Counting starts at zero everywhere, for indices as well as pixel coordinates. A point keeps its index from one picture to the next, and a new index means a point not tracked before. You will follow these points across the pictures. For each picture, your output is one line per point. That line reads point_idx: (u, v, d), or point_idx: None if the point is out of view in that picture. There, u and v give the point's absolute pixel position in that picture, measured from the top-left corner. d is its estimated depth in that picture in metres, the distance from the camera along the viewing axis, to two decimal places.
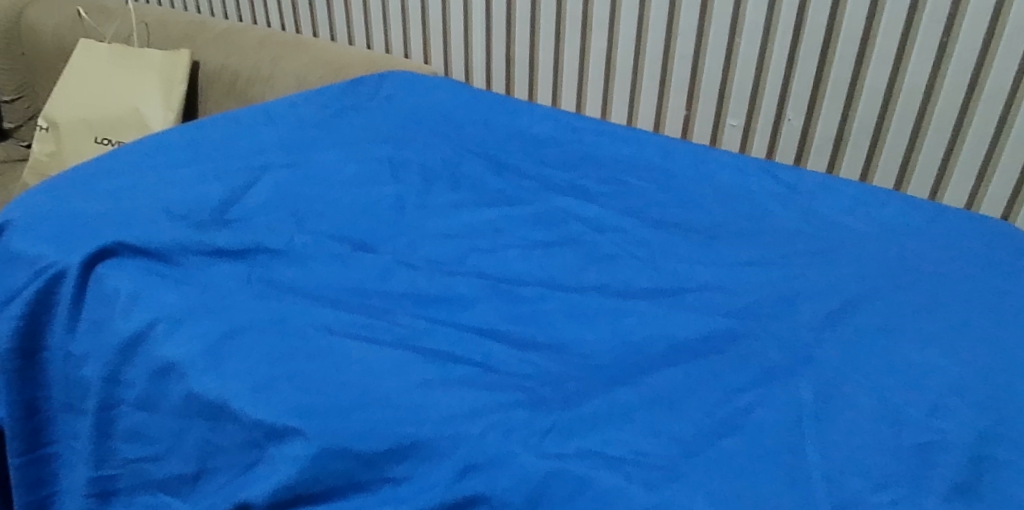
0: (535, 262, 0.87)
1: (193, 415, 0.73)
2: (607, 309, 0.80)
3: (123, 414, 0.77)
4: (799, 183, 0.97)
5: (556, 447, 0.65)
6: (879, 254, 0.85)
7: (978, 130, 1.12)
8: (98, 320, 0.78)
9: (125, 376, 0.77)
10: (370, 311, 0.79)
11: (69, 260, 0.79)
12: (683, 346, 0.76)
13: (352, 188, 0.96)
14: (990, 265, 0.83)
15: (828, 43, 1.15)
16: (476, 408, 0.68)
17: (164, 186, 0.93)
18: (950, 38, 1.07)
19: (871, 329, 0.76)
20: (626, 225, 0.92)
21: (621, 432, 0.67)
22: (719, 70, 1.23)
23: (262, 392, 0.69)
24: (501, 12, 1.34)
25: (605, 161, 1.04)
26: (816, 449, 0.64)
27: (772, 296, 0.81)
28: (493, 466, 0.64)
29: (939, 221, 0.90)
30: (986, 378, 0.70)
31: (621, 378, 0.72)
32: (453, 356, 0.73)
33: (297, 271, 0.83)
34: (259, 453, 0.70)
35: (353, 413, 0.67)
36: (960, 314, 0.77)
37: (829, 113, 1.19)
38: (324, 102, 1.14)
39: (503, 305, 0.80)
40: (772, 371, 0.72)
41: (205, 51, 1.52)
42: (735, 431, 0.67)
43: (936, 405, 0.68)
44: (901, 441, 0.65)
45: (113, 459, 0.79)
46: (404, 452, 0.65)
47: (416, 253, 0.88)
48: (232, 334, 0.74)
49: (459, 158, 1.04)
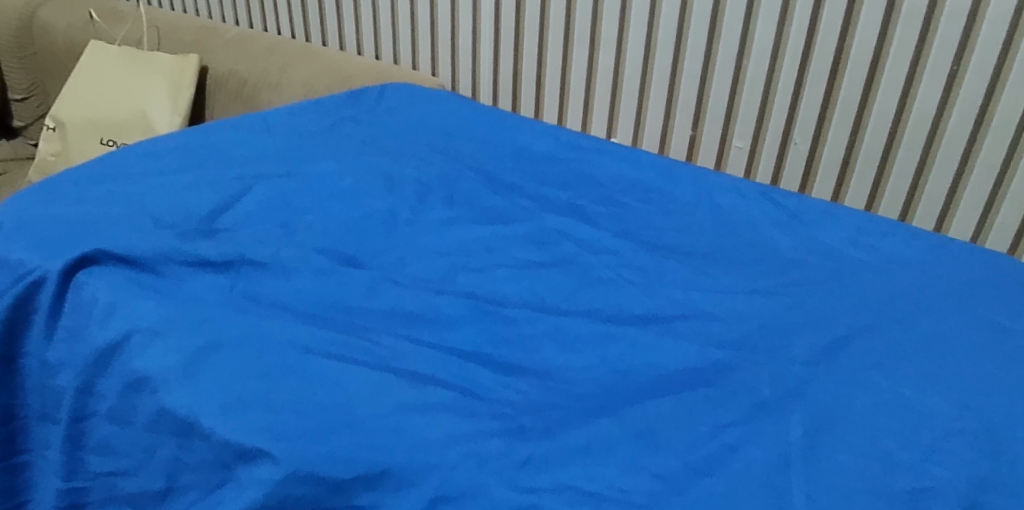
0: (525, 283, 0.85)
1: (165, 431, 0.71)
2: (596, 335, 0.78)
3: (94, 426, 0.76)
4: (799, 210, 0.95)
5: (532, 480, 0.63)
6: (877, 288, 0.83)
7: (987, 161, 1.10)
8: (75, 328, 0.77)
9: (99, 388, 0.75)
10: (352, 329, 0.77)
11: (49, 267, 0.78)
12: (670, 377, 0.74)
13: (346, 202, 0.95)
14: (995, 301, 0.81)
15: (837, 67, 1.13)
16: (453, 436, 0.66)
17: (153, 194, 0.92)
18: (961, 67, 1.06)
19: (865, 366, 0.74)
20: (621, 247, 0.91)
21: (600, 466, 0.64)
22: (726, 91, 1.21)
23: (232, 411, 0.67)
24: (510, 25, 1.33)
25: (603, 181, 1.03)
26: (802, 491, 0.62)
27: (764, 328, 0.79)
28: (464, 497, 0.62)
29: (943, 254, 0.88)
30: (985, 421, 0.68)
31: (604, 407, 0.70)
32: (434, 380, 0.72)
33: (281, 285, 0.82)
34: (227, 473, 0.68)
35: (325, 435, 0.65)
36: (957, 353, 0.75)
37: (836, 136, 1.18)
38: (324, 112, 1.14)
39: (488, 326, 0.79)
40: (760, 407, 0.70)
41: (214, 56, 1.52)
42: (717, 470, 0.64)
43: (930, 448, 0.66)
44: (893, 486, 0.63)
45: (85, 471, 0.77)
46: (374, 480, 0.63)
47: (405, 269, 0.86)
48: (207, 349, 0.72)
49: (455, 173, 1.03)
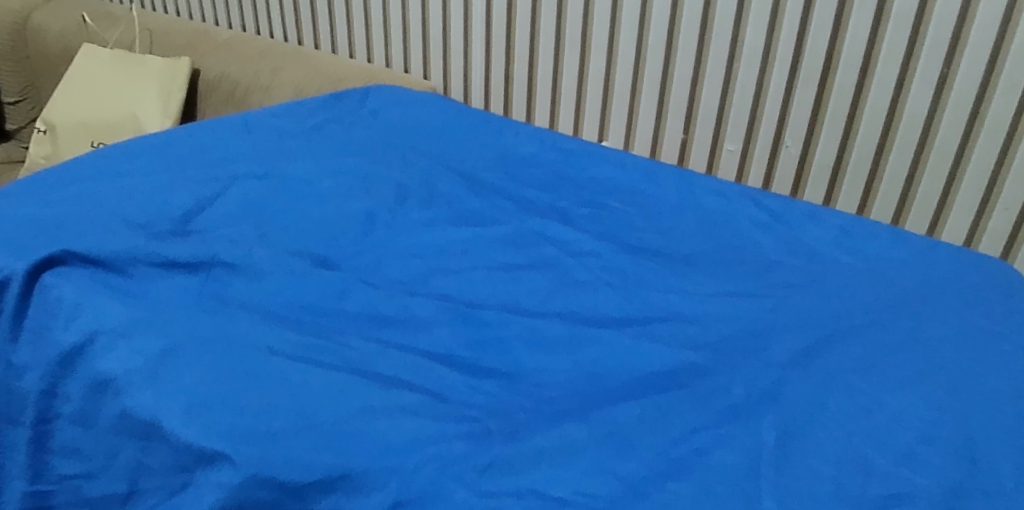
0: (501, 285, 0.84)
1: (128, 434, 0.70)
2: (571, 337, 0.77)
3: (58, 429, 0.75)
4: (783, 212, 0.94)
5: (496, 485, 0.62)
6: (857, 291, 0.82)
7: (979, 163, 1.09)
8: (40, 329, 0.76)
9: (64, 390, 0.74)
10: (324, 331, 0.76)
11: (16, 267, 0.77)
12: (644, 381, 0.72)
13: (324, 203, 0.94)
14: (979, 306, 0.80)
15: (828, 70, 1.12)
16: (417, 439, 0.65)
17: (126, 194, 0.91)
18: (951, 69, 1.05)
19: (842, 370, 0.73)
20: (599, 249, 0.90)
21: (566, 470, 0.63)
22: (717, 94, 1.20)
23: (193, 413, 0.66)
24: (501, 27, 1.32)
25: (586, 183, 1.02)
26: (770, 496, 0.61)
27: (740, 331, 0.78)
28: (426, 502, 0.61)
29: (929, 257, 0.87)
30: (961, 427, 0.67)
31: (575, 411, 0.69)
32: (402, 383, 0.70)
33: (253, 286, 0.81)
34: (187, 477, 0.67)
35: (286, 438, 0.64)
36: (936, 357, 0.74)
37: (827, 140, 1.16)
38: (308, 114, 1.13)
39: (462, 329, 0.78)
40: (731, 411, 0.69)
41: (204, 59, 1.51)
42: (685, 474, 0.63)
43: (903, 453, 0.64)
44: (865, 492, 0.61)
45: (50, 474, 0.76)
46: (334, 484, 0.62)
47: (380, 272, 0.85)
48: (171, 351, 0.71)
49: (437, 175, 1.02)
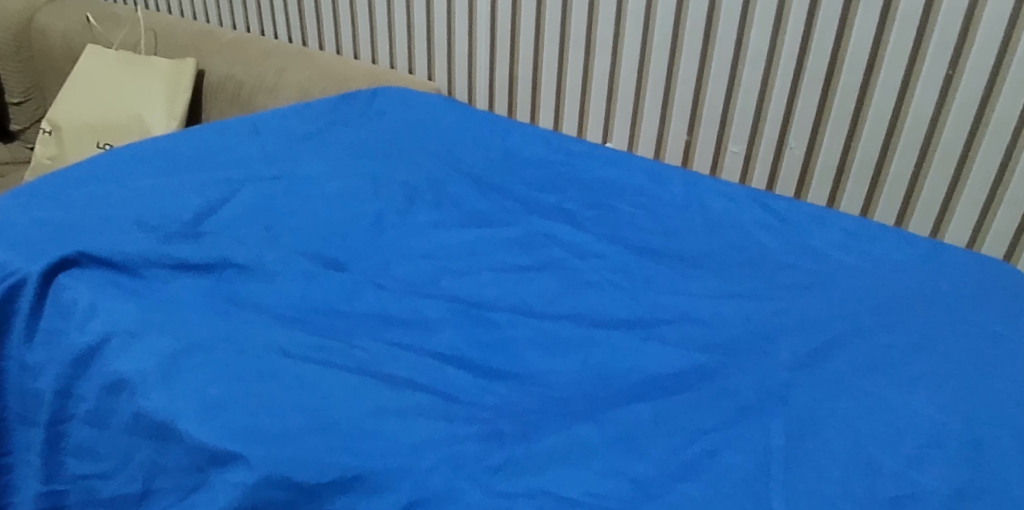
0: (509, 287, 0.85)
1: (143, 434, 0.71)
2: (579, 339, 0.78)
3: (73, 429, 0.76)
4: (789, 214, 0.95)
5: (508, 485, 0.63)
6: (863, 293, 0.83)
7: (983, 165, 1.09)
8: (54, 331, 0.77)
9: (78, 390, 0.75)
10: (334, 332, 0.77)
11: (29, 269, 0.78)
12: (653, 382, 0.73)
13: (332, 205, 0.95)
14: (985, 307, 0.81)
15: (832, 72, 1.12)
16: (429, 440, 0.65)
17: (137, 196, 0.91)
18: (956, 70, 1.05)
19: (849, 372, 0.73)
20: (607, 250, 0.90)
21: (577, 471, 0.64)
22: (721, 95, 1.21)
23: (207, 414, 0.67)
24: (505, 28, 1.33)
25: (593, 184, 1.02)
26: (780, 496, 0.62)
27: (748, 333, 0.79)
28: (439, 502, 0.61)
29: (935, 258, 0.87)
30: (969, 428, 0.67)
31: (585, 412, 0.70)
32: (413, 384, 0.71)
33: (264, 288, 0.82)
34: (202, 477, 0.67)
35: (300, 438, 0.65)
36: (943, 359, 0.74)
37: (831, 142, 1.17)
38: (315, 115, 1.13)
39: (471, 330, 0.78)
40: (740, 412, 0.70)
41: (210, 61, 1.52)
42: (696, 475, 0.64)
43: (912, 454, 0.65)
44: (875, 493, 0.62)
45: (64, 474, 0.76)
46: (348, 484, 0.63)
47: (389, 273, 0.86)
48: (185, 352, 0.72)
49: (444, 177, 1.03)
